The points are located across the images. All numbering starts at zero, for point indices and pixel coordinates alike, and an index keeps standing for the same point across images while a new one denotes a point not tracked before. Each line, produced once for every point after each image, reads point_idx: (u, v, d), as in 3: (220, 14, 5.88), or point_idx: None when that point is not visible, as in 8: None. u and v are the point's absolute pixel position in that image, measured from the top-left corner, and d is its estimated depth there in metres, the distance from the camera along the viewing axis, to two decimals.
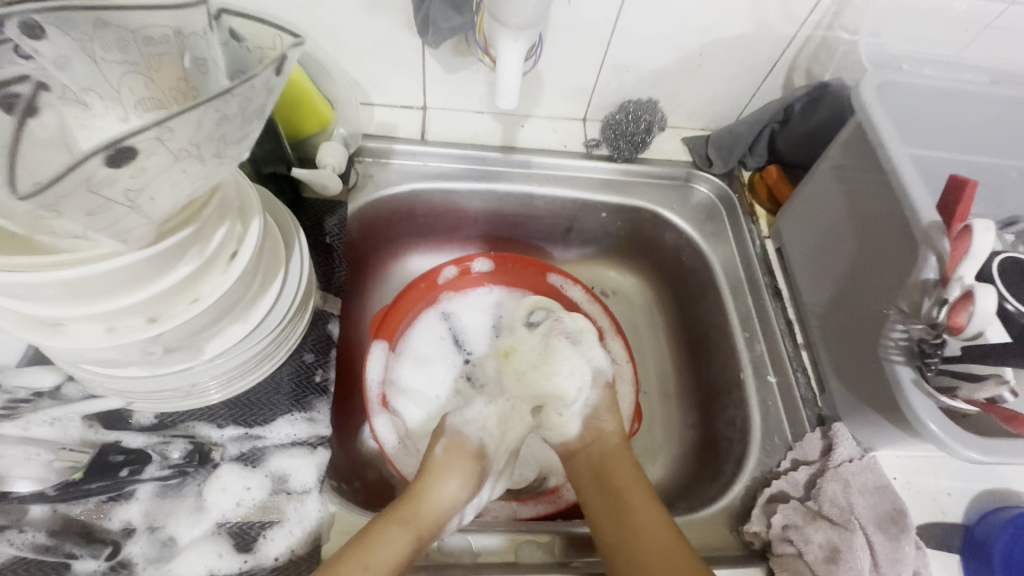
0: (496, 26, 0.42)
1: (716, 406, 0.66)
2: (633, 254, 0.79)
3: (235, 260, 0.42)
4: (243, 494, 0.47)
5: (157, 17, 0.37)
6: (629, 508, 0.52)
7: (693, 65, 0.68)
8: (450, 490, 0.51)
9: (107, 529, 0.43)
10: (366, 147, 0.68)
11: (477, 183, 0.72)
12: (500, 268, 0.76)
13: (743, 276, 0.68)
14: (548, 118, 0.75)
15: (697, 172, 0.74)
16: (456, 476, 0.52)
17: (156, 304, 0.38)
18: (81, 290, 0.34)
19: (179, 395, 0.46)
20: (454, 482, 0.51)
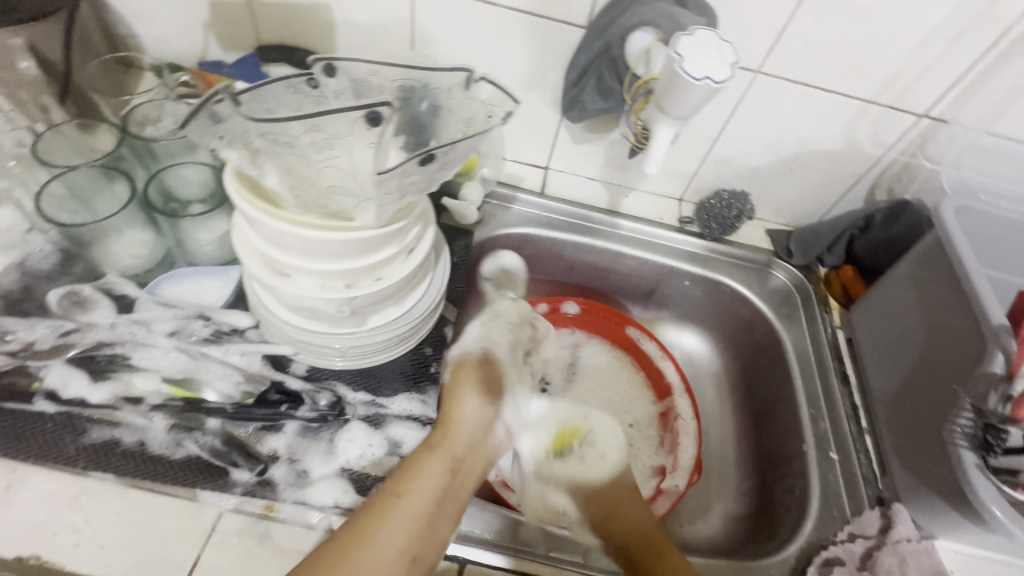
0: (657, 113, 0.54)
1: (775, 475, 0.69)
2: (708, 323, 0.87)
3: (413, 253, 0.53)
4: (365, 448, 0.55)
5: (406, 72, 0.51)
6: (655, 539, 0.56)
7: (786, 168, 0.78)
8: (476, 416, 0.56)
9: (259, 451, 0.52)
10: (496, 192, 0.81)
11: (580, 237, 0.83)
12: (586, 313, 0.85)
13: (812, 358, 0.74)
14: (648, 193, 0.86)
15: (778, 261, 0.82)
16: (475, 396, 0.57)
17: (356, 274, 0.49)
18: (323, 249, 0.45)
19: (333, 355, 0.57)
20: (477, 398, 0.57)
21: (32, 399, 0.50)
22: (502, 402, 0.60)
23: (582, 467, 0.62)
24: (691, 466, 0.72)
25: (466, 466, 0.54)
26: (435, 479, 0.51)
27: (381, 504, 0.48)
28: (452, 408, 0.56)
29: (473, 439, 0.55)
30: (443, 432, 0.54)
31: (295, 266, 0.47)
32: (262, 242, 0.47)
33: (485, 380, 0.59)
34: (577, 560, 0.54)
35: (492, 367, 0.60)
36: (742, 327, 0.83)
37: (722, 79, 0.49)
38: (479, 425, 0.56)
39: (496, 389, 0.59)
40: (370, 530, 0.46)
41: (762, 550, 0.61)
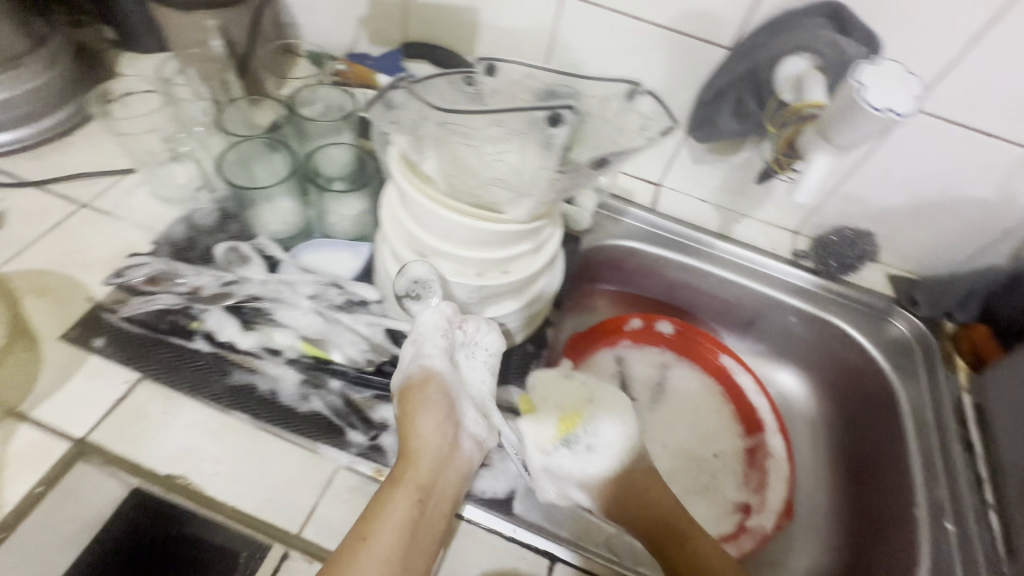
0: (820, 140, 0.55)
1: (876, 536, 0.65)
2: (809, 364, 0.83)
3: (542, 251, 0.54)
4: None
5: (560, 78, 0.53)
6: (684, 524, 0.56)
7: (922, 213, 0.74)
8: (433, 430, 0.50)
9: (373, 417, 0.55)
10: (607, 202, 0.82)
11: (686, 258, 0.82)
12: (680, 334, 0.84)
13: (931, 419, 0.68)
14: (762, 222, 0.84)
15: (899, 309, 0.77)
16: (435, 414, 0.51)
17: (490, 264, 0.52)
18: (467, 237, 0.48)
19: None
20: (437, 416, 0.51)
21: (193, 338, 0.57)
22: (456, 417, 0.52)
23: (585, 456, 0.60)
24: (780, 509, 0.70)
25: (436, 495, 0.48)
26: (403, 514, 0.46)
27: (344, 555, 0.43)
28: (406, 432, 0.50)
29: (436, 464, 0.49)
30: (403, 463, 0.49)
31: (439, 250, 0.51)
32: (411, 224, 0.51)
33: (431, 400, 0.51)
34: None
35: (438, 381, 0.52)
36: (849, 374, 0.78)
37: (904, 112, 0.49)
38: (443, 451, 0.49)
39: (449, 406, 0.51)
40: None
41: None
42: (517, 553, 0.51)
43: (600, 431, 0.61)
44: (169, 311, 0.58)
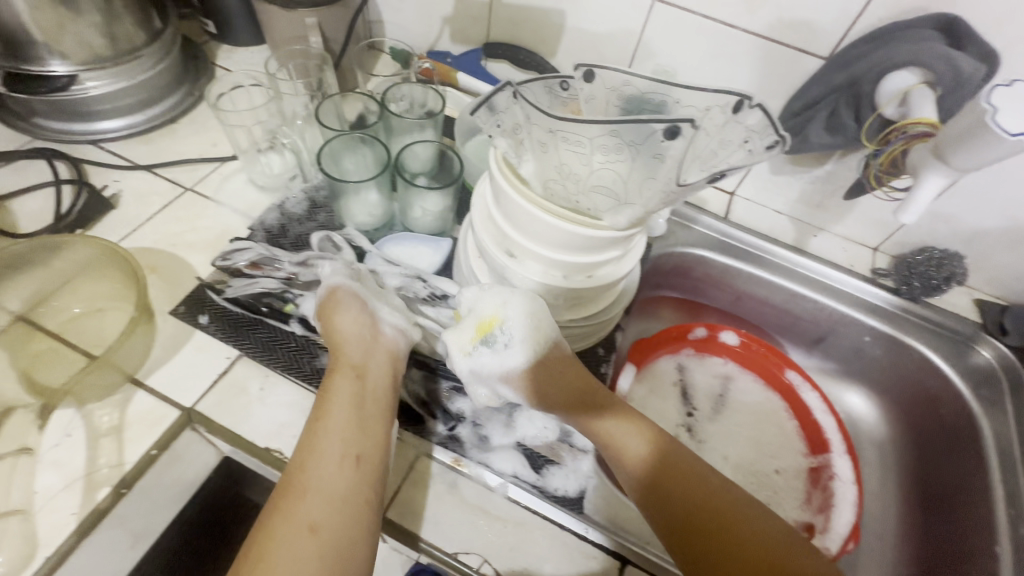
0: (936, 161, 0.55)
1: (951, 569, 0.63)
2: (881, 385, 0.81)
3: (627, 257, 0.55)
4: (541, 430, 0.58)
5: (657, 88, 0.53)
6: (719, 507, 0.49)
7: (1020, 238, 0.70)
8: (348, 320, 0.55)
9: (452, 409, 0.58)
10: (679, 210, 0.82)
11: (758, 270, 0.80)
12: (746, 347, 0.83)
13: (1019, 452, 0.65)
14: (840, 237, 0.81)
15: (985, 336, 0.74)
16: (346, 312, 0.56)
17: (579, 269, 0.53)
18: (561, 243, 0.49)
19: None
20: (352, 312, 0.56)
21: (288, 320, 0.59)
22: (371, 308, 0.58)
23: (507, 351, 0.56)
24: (847, 532, 0.67)
25: (371, 372, 0.53)
26: (348, 392, 0.50)
27: (307, 452, 0.47)
28: (328, 331, 0.55)
29: (366, 353, 0.54)
30: (338, 359, 0.53)
31: (530, 252, 0.52)
32: (503, 224, 0.52)
33: (346, 297, 0.57)
34: None
35: (345, 286, 0.58)
36: (925, 399, 0.76)
37: (1018, 131, 0.49)
38: (364, 335, 0.55)
39: (363, 300, 0.58)
40: (300, 478, 0.45)
41: None
42: (588, 551, 0.52)
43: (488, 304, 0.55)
44: (267, 294, 0.61)
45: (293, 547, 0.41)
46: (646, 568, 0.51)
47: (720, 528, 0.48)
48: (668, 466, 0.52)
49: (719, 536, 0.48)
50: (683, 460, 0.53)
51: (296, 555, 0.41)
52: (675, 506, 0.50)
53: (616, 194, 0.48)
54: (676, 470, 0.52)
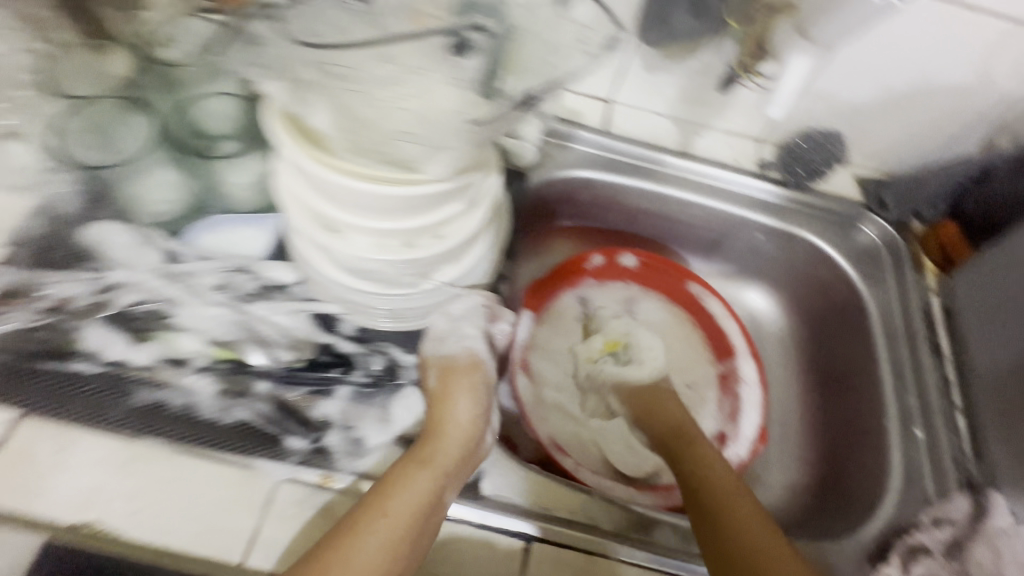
0: (799, 42, 0.52)
1: (847, 446, 0.65)
2: (777, 279, 0.79)
3: (477, 207, 0.47)
4: (424, 415, 0.53)
5: None
6: (709, 463, 0.57)
7: (895, 107, 0.67)
8: (463, 414, 0.51)
9: (311, 417, 0.50)
10: (554, 129, 0.72)
11: (647, 183, 0.74)
12: (644, 268, 0.79)
13: (899, 324, 0.67)
14: (723, 131, 0.75)
15: (867, 214, 0.73)
16: (467, 397, 0.52)
17: (418, 233, 0.43)
18: (379, 205, 0.40)
19: (385, 314, 0.53)
20: (467, 402, 0.52)
21: (70, 360, 0.48)
22: (483, 407, 0.54)
23: (630, 368, 0.67)
24: (755, 436, 0.70)
25: (459, 469, 0.48)
26: (423, 484, 0.46)
27: (369, 513, 0.43)
28: (438, 418, 0.50)
29: (466, 445, 0.50)
30: (429, 445, 0.48)
31: (348, 224, 0.42)
32: (310, 195, 0.42)
33: (475, 384, 0.54)
34: (645, 537, 0.51)
35: (480, 370, 0.55)
36: (816, 287, 0.76)
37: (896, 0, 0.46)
38: (468, 433, 0.50)
39: (479, 396, 0.54)
40: (356, 536, 0.42)
41: (832, 527, 0.58)
42: (489, 539, 0.47)
43: (637, 343, 0.70)
44: (31, 327, 0.48)
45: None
46: (597, 552, 0.48)
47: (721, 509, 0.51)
48: (704, 479, 0.55)
49: (723, 515, 0.51)
50: (722, 476, 0.55)
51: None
52: (718, 493, 0.53)
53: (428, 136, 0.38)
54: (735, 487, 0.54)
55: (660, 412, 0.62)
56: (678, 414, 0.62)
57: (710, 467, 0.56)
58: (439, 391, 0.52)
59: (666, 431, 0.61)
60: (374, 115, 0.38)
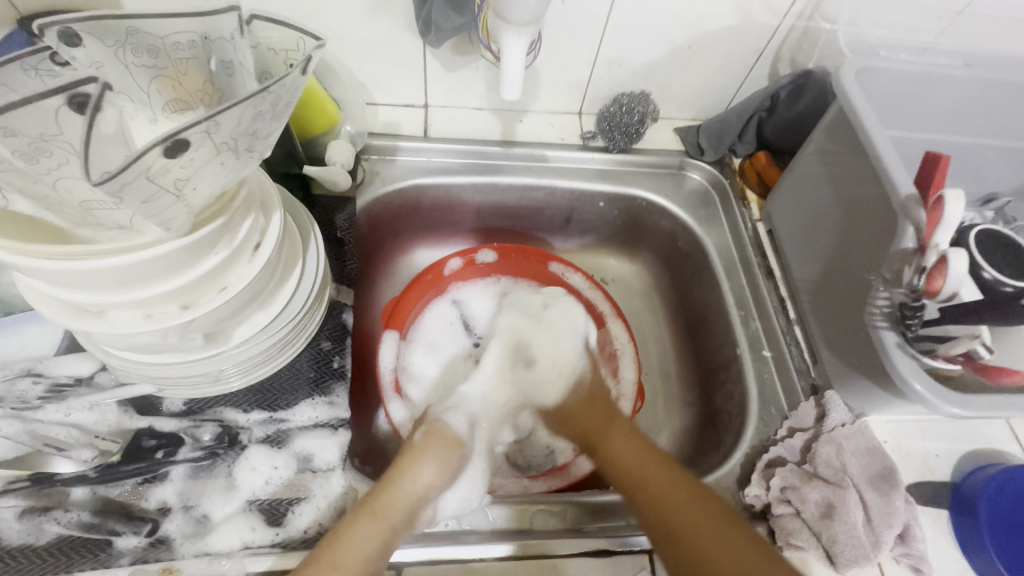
0: (500, 23, 0.48)
1: (715, 381, 0.68)
2: (631, 240, 0.81)
3: (259, 250, 0.44)
4: (271, 473, 0.49)
5: (179, 23, 0.38)
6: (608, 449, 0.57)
7: (683, 57, 0.70)
8: (424, 479, 0.49)
9: (144, 508, 0.46)
10: (372, 146, 0.71)
11: (480, 178, 0.74)
12: (504, 259, 0.78)
13: (736, 257, 0.71)
14: (544, 112, 0.77)
15: (690, 160, 0.76)
16: (428, 466, 0.50)
17: (190, 290, 0.40)
18: (126, 275, 0.36)
19: (206, 381, 0.49)
20: (427, 464, 0.50)
21: None
22: (455, 475, 0.51)
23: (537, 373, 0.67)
24: (634, 394, 0.70)
25: (405, 523, 0.46)
26: (372, 538, 0.44)
27: (385, 497, 0.47)
28: (403, 479, 0.48)
29: (416, 497, 0.48)
30: (381, 497, 0.47)
31: (99, 302, 0.38)
32: (42, 284, 0.37)
33: (444, 454, 0.52)
34: (523, 528, 0.52)
35: (446, 436, 0.54)
36: (665, 240, 0.78)
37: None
38: (424, 498, 0.48)
39: (450, 463, 0.51)
40: (401, 476, 0.49)
41: (708, 464, 0.60)
42: None
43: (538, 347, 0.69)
44: None
45: (371, 536, 0.44)
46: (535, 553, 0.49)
47: (642, 485, 0.52)
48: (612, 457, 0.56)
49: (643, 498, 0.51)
50: (632, 451, 0.55)
51: (371, 541, 0.44)
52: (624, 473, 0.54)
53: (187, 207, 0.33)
54: (643, 456, 0.54)
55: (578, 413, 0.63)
56: (595, 410, 0.62)
57: (614, 445, 0.57)
58: (401, 471, 0.49)
59: (582, 434, 0.61)
60: (76, 193, 0.29)
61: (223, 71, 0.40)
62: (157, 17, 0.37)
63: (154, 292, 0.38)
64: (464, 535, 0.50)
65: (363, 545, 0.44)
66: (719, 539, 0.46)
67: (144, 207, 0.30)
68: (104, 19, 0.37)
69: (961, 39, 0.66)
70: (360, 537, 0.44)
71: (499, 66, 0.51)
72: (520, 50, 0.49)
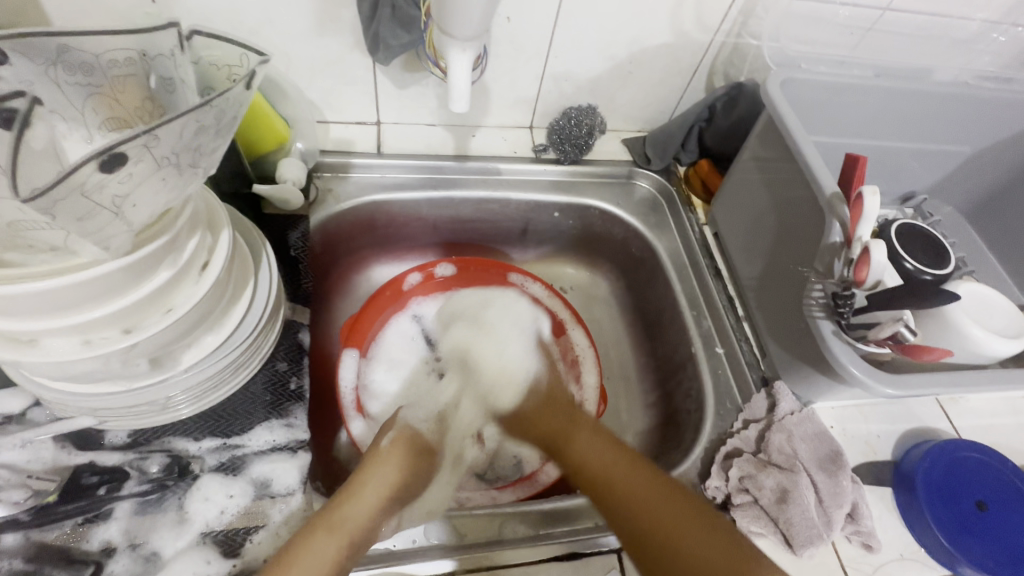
0: (446, 38, 0.48)
1: (673, 380, 0.70)
2: (587, 248, 0.84)
3: (207, 269, 0.43)
4: (226, 502, 0.47)
5: (113, 40, 0.37)
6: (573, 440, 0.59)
7: (625, 72, 0.73)
8: (383, 483, 0.53)
9: (87, 550, 0.43)
10: (324, 163, 0.71)
11: (435, 192, 0.74)
12: (464, 273, 0.78)
13: (686, 260, 0.74)
14: (497, 127, 0.79)
15: (638, 169, 0.80)
16: (385, 471, 0.54)
17: (131, 314, 0.39)
18: (58, 300, 0.34)
19: (152, 410, 0.47)
20: (386, 472, 0.54)
21: None
22: (417, 476, 0.56)
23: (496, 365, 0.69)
24: (597, 398, 0.71)
25: (367, 524, 0.48)
26: (333, 544, 0.44)
27: (345, 504, 0.48)
28: (360, 485, 0.52)
29: (376, 500, 0.51)
30: (341, 505, 0.48)
31: (31, 331, 0.36)
32: None
33: (402, 458, 0.56)
34: (492, 537, 0.51)
35: (410, 438, 0.59)
36: (619, 246, 0.81)
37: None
38: (386, 501, 0.51)
39: (409, 465, 0.56)
40: (359, 487, 0.51)
41: (670, 461, 0.62)
42: None
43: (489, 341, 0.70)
44: None
45: (328, 547, 0.44)
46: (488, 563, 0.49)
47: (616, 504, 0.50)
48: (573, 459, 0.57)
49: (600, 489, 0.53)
50: (598, 463, 0.55)
51: (329, 550, 0.44)
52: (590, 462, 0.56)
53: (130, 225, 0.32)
54: (619, 458, 0.54)
55: (543, 410, 0.65)
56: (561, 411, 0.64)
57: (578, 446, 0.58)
58: (360, 480, 0.52)
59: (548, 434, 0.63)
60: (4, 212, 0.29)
61: (165, 88, 0.40)
62: (87, 32, 0.37)
63: (91, 317, 0.36)
64: (432, 549, 0.49)
65: (323, 549, 0.44)
66: (689, 524, 0.46)
67: (80, 225, 0.29)
68: (31, 36, 0.36)
69: (872, 53, 0.72)
70: (319, 546, 0.44)
71: (446, 79, 0.53)
72: (466, 64, 0.51)
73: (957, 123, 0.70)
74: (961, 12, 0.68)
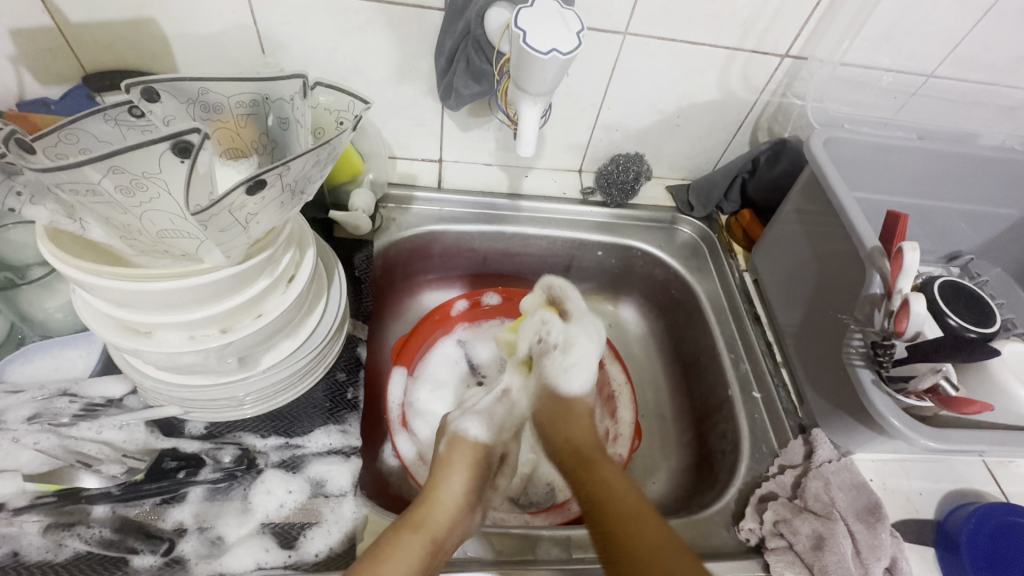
0: (521, 93, 0.55)
1: (709, 422, 0.71)
2: (630, 288, 0.87)
3: (293, 282, 0.49)
4: (286, 496, 0.51)
5: (246, 86, 0.45)
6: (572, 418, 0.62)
7: (673, 124, 0.78)
8: (458, 491, 0.54)
9: (162, 528, 0.48)
10: (390, 195, 0.77)
11: (487, 226, 0.80)
12: (509, 302, 0.82)
13: (727, 304, 0.76)
14: (549, 169, 0.84)
15: (681, 216, 0.83)
16: (460, 475, 0.55)
17: (229, 317, 0.44)
18: (176, 300, 0.40)
19: (229, 405, 0.52)
20: (459, 478, 0.55)
21: None
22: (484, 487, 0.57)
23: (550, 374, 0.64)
24: (631, 433, 0.72)
25: (444, 538, 0.50)
26: (414, 551, 0.47)
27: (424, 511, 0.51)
28: (434, 487, 0.54)
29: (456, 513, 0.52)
30: (420, 511, 0.51)
31: (150, 324, 0.41)
32: (103, 308, 0.41)
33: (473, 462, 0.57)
34: (528, 558, 0.53)
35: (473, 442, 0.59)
36: (660, 287, 0.83)
37: (570, 50, 0.50)
38: (461, 511, 0.53)
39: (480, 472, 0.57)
40: (436, 493, 0.53)
41: (704, 500, 0.63)
42: None
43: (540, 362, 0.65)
44: None
45: (412, 551, 0.47)
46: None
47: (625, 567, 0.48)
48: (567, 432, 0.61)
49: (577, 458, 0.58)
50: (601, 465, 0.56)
51: (413, 552, 0.47)
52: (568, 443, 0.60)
53: (249, 236, 0.38)
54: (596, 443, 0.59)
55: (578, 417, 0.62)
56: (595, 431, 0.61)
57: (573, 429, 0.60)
58: (440, 481, 0.54)
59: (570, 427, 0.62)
60: (157, 224, 0.36)
61: (280, 127, 0.48)
62: (225, 79, 0.44)
63: (196, 316, 0.42)
64: (472, 563, 0.51)
65: (406, 559, 0.46)
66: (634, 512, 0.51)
67: (219, 235, 0.35)
68: (182, 80, 0.43)
69: (916, 116, 0.75)
70: (402, 550, 0.47)
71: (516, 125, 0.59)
72: (535, 115, 0.57)
73: (1003, 186, 0.71)
74: (1006, 80, 0.70)
